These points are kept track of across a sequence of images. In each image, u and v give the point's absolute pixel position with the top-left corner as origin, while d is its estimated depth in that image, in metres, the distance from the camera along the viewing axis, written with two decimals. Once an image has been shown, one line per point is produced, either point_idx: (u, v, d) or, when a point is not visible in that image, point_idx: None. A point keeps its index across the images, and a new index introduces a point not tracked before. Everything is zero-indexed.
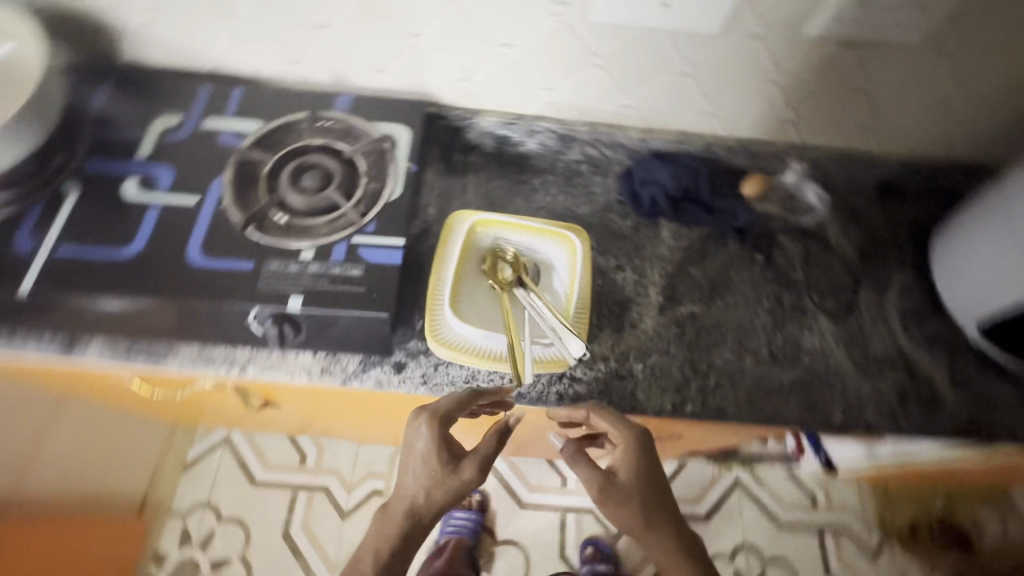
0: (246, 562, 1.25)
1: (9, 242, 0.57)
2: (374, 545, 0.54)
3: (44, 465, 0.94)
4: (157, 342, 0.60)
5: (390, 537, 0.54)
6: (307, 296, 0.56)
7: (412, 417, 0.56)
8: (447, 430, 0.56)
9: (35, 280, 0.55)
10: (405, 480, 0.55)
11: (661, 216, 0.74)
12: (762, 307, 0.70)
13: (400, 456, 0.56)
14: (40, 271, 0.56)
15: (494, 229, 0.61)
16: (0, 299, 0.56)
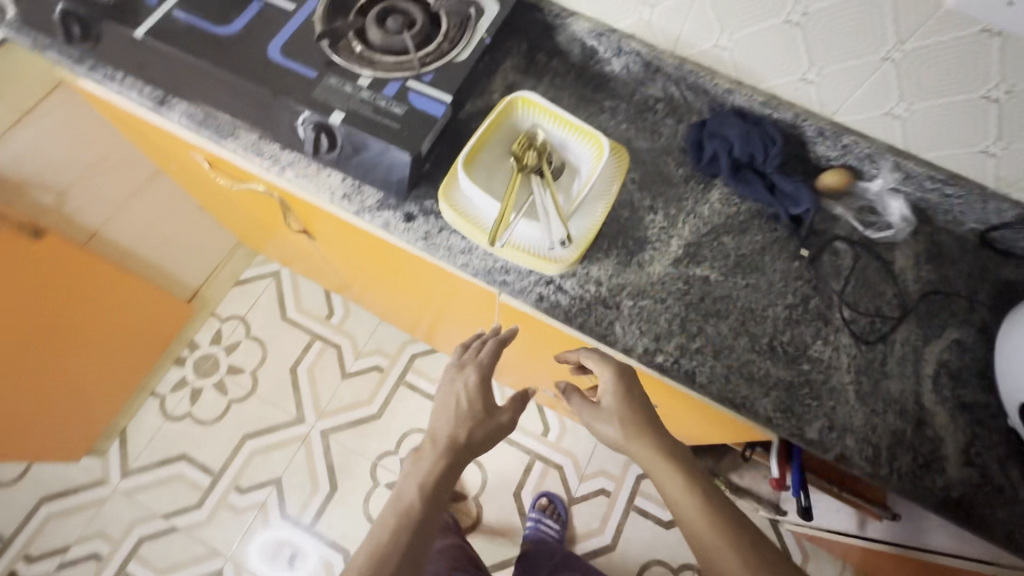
0: (255, 377, 1.42)
1: None
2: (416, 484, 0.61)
3: (127, 220, 1.10)
4: (228, 122, 0.70)
5: (428, 474, 0.61)
6: (349, 116, 0.60)
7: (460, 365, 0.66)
8: (487, 376, 0.66)
9: (148, 29, 0.65)
10: (448, 420, 0.63)
11: (717, 176, 0.70)
12: (783, 299, 0.65)
13: (446, 401, 0.65)
14: (155, 23, 0.65)
15: (536, 115, 0.61)
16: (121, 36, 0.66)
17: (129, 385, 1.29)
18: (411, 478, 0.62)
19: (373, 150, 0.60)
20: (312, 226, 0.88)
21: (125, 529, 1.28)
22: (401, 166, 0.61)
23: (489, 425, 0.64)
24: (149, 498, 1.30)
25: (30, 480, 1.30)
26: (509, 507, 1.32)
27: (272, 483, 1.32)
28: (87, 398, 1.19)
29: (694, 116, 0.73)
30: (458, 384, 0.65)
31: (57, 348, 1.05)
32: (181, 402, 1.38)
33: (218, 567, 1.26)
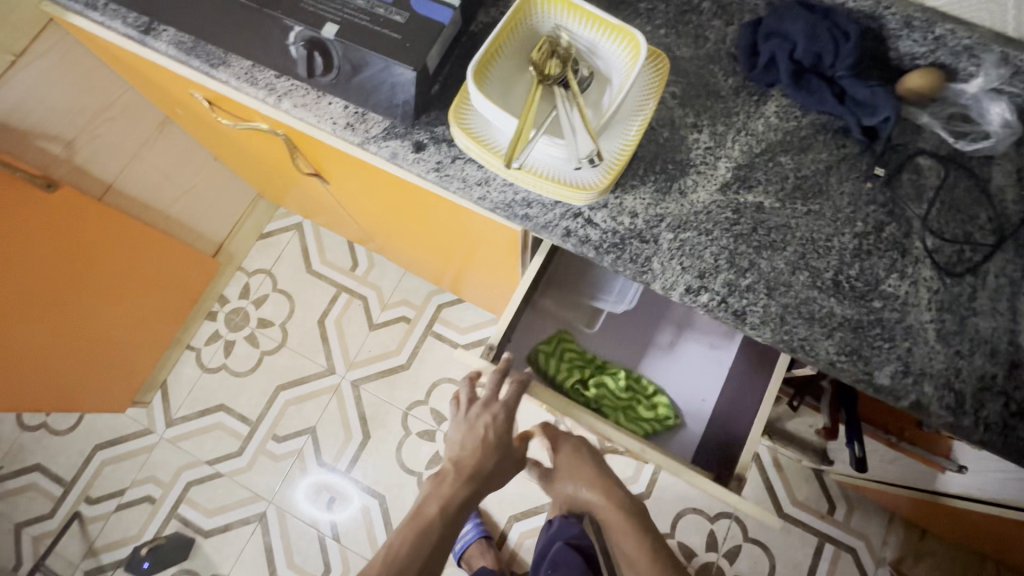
0: (284, 330, 1.42)
1: None
2: (438, 501, 0.74)
3: (141, 171, 1.08)
4: (220, 49, 0.63)
5: (449, 496, 0.74)
6: (343, 28, 0.53)
7: (483, 407, 0.76)
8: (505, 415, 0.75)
9: None
10: (467, 450, 0.75)
11: (774, 84, 0.60)
12: (852, 227, 0.56)
13: (467, 437, 0.76)
14: None
15: (559, 15, 0.52)
16: None
17: (164, 340, 1.32)
18: (433, 498, 0.74)
19: (374, 67, 0.53)
20: (322, 167, 0.83)
21: (174, 474, 1.34)
22: (407, 87, 0.54)
23: (505, 454, 0.76)
24: (193, 446, 1.35)
25: (83, 429, 1.37)
26: (540, 456, 1.31)
27: (308, 432, 1.35)
28: (124, 351, 1.22)
29: (746, 15, 0.62)
30: (483, 419, 0.75)
31: (90, 302, 1.05)
32: (216, 354, 1.41)
33: (262, 510, 1.31)
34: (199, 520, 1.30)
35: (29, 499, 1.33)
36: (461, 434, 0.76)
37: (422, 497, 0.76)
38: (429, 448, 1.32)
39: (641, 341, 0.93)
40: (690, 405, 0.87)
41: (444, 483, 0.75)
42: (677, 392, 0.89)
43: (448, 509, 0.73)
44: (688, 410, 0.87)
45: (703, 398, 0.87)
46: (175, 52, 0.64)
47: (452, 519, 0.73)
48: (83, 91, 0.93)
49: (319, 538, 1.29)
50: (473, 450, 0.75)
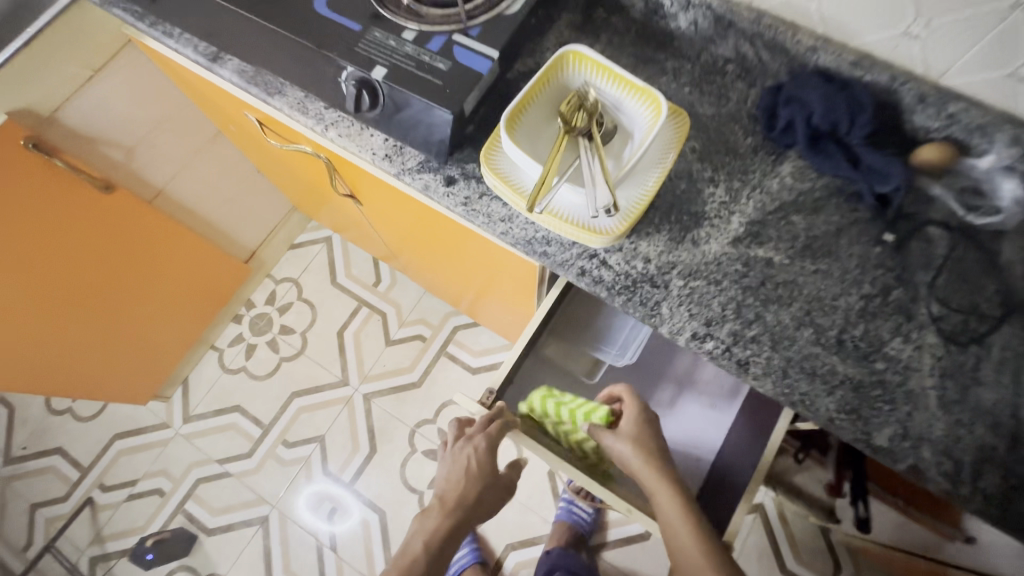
0: (304, 338, 1.47)
1: None
2: (424, 537, 0.78)
3: (190, 180, 1.14)
4: (278, 80, 0.69)
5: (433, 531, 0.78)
6: (392, 71, 0.58)
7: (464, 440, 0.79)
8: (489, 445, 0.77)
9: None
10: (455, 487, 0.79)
11: (790, 146, 0.63)
12: (859, 288, 0.58)
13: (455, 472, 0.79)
14: None
15: (589, 72, 0.56)
16: None
17: (190, 338, 1.38)
18: (419, 533, 0.79)
19: (415, 108, 0.58)
20: (357, 189, 0.88)
21: (185, 469, 1.37)
22: (444, 127, 0.58)
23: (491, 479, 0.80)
24: (206, 443, 1.39)
25: (105, 417, 1.42)
26: (543, 486, 1.31)
27: (317, 440, 1.38)
28: (151, 346, 1.27)
29: (767, 80, 0.65)
30: (466, 450, 0.79)
31: (123, 296, 1.11)
32: (237, 356, 1.46)
33: (265, 513, 1.33)
34: (204, 517, 1.33)
35: (47, 481, 1.38)
36: (448, 467, 0.80)
37: (410, 533, 0.80)
38: (433, 468, 1.34)
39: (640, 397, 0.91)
40: (686, 466, 0.85)
41: (430, 518, 0.80)
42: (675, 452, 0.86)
43: (431, 546, 0.77)
44: (687, 469, 0.84)
45: (699, 457, 0.84)
46: (237, 79, 0.70)
47: (433, 556, 0.76)
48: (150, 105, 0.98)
49: (318, 547, 1.30)
50: (458, 484, 0.79)
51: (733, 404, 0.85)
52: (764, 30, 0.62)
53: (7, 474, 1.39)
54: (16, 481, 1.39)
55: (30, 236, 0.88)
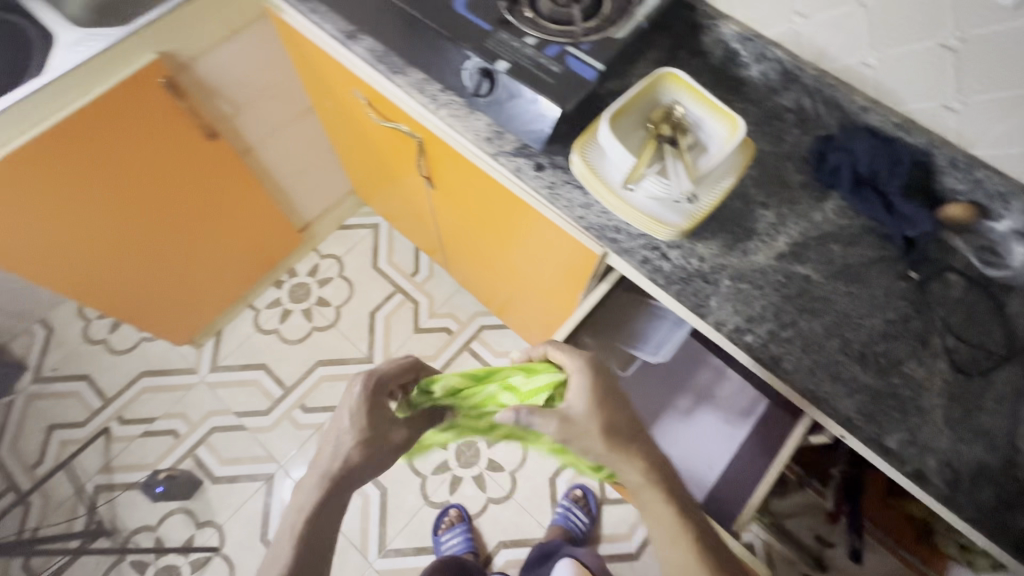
0: (338, 312, 1.54)
1: None
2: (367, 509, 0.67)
3: (276, 146, 1.25)
4: (401, 62, 0.80)
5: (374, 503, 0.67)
6: (513, 67, 0.68)
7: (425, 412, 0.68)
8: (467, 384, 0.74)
9: None
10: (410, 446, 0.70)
11: (834, 188, 0.72)
12: (883, 313, 0.66)
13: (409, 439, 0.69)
14: None
15: (679, 92, 0.66)
16: None
17: (235, 292, 1.46)
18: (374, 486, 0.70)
19: (526, 99, 0.68)
20: (436, 173, 0.98)
21: (203, 416, 1.42)
22: (547, 119, 0.68)
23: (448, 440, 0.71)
24: (227, 395, 1.45)
25: (138, 354, 1.48)
26: (541, 491, 1.35)
27: (333, 410, 1.43)
28: (201, 290, 1.35)
29: (820, 130, 0.76)
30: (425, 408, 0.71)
31: (192, 235, 1.21)
32: (272, 318, 1.54)
33: (271, 471, 1.37)
34: (212, 465, 1.37)
35: (70, 404, 1.43)
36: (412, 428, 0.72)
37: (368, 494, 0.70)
38: (439, 455, 1.38)
39: (660, 404, 0.95)
40: (697, 472, 0.89)
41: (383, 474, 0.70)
42: (688, 458, 0.91)
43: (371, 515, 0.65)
44: (697, 476, 0.88)
45: (710, 464, 0.89)
46: (366, 56, 0.82)
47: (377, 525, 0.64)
48: (267, 72, 1.10)
49: None
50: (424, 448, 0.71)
51: (746, 421, 0.92)
52: (824, 88, 0.73)
53: (33, 391, 1.44)
54: (40, 400, 1.43)
55: (139, 163, 0.99)
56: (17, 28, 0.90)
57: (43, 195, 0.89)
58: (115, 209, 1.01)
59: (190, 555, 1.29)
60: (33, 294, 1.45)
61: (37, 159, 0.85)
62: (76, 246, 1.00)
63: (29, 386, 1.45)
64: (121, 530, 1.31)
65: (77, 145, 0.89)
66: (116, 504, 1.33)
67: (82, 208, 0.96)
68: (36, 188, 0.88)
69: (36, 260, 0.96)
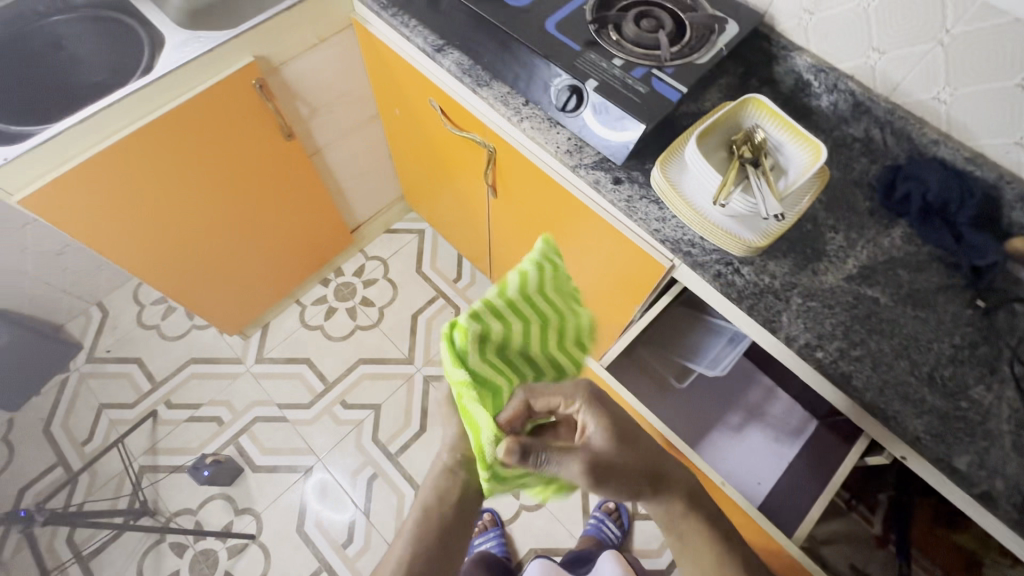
0: (381, 313, 1.58)
1: None
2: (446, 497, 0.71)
3: (341, 149, 1.31)
4: (487, 76, 0.83)
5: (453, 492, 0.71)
6: (601, 85, 0.74)
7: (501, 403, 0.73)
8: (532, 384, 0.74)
9: None
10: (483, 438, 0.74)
11: (902, 216, 0.75)
12: (951, 338, 0.68)
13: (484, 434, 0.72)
14: None
15: (762, 117, 0.70)
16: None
17: (287, 287, 1.51)
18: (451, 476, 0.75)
19: (612, 115, 0.74)
20: (503, 182, 1.01)
21: (247, 405, 1.46)
22: (632, 136, 0.73)
23: None
24: (271, 386, 1.49)
25: (188, 341, 1.53)
26: (575, 501, 1.36)
27: (373, 407, 1.46)
28: (258, 283, 1.40)
29: (888, 160, 0.78)
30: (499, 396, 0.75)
31: (258, 229, 1.26)
32: (317, 315, 1.58)
33: (309, 464, 1.40)
34: (254, 454, 1.40)
35: (121, 385, 1.48)
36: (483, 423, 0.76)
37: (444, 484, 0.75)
38: None
39: (710, 418, 0.96)
40: (746, 488, 0.90)
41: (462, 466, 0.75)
42: (736, 474, 0.91)
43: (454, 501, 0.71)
44: (746, 492, 0.89)
45: (759, 482, 0.90)
46: (452, 68, 0.84)
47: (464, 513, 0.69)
48: (342, 79, 1.15)
49: (351, 508, 1.35)
50: None
51: (796, 440, 0.93)
52: (895, 120, 0.77)
53: (86, 370, 1.50)
54: (92, 380, 1.49)
55: (223, 157, 1.05)
56: (130, 30, 0.99)
57: (136, 181, 0.95)
58: (196, 200, 1.07)
59: (227, 541, 1.32)
60: (95, 277, 1.51)
61: (138, 147, 0.91)
62: (154, 232, 1.05)
63: (82, 365, 1.50)
64: (163, 511, 1.34)
65: (174, 136, 0.94)
66: (160, 486, 1.37)
67: (165, 195, 1.01)
68: (132, 174, 0.93)
69: (118, 243, 1.00)
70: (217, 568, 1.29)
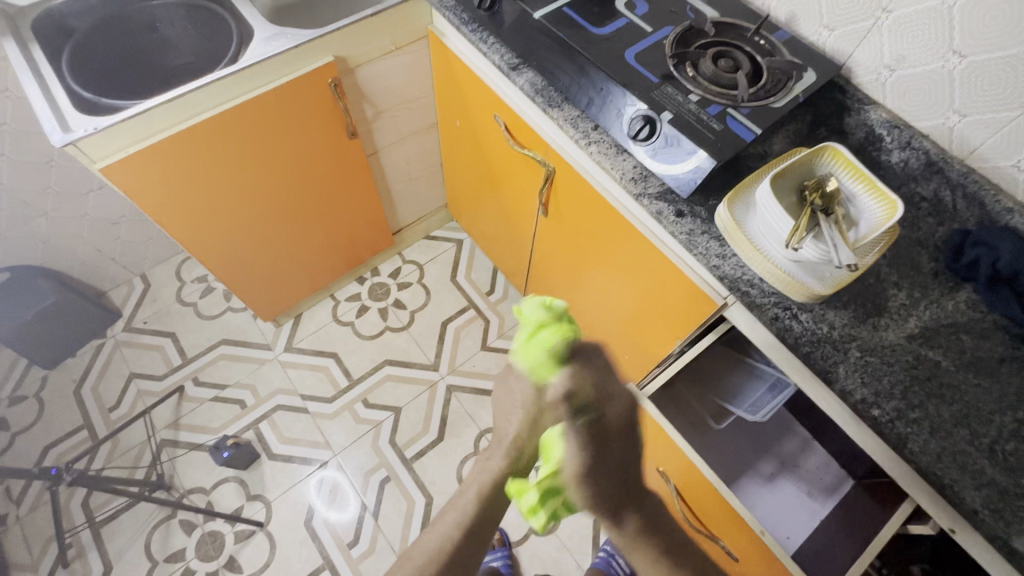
0: (412, 317, 1.60)
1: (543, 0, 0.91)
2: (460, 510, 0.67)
3: (398, 154, 1.34)
4: (559, 98, 0.85)
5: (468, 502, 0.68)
6: (675, 118, 0.76)
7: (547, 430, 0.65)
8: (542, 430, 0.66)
9: (544, 12, 0.89)
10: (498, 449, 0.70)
11: (969, 281, 0.73)
12: (1014, 412, 0.65)
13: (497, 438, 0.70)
14: (551, 9, 0.89)
15: (837, 166, 0.69)
16: (529, 19, 0.91)
17: (325, 281, 1.53)
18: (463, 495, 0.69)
19: (683, 148, 0.75)
20: (557, 202, 1.02)
21: (271, 392, 1.48)
22: (701, 171, 0.74)
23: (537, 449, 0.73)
24: (297, 376, 1.50)
25: (221, 322, 1.56)
26: (586, 532, 1.33)
27: (393, 410, 1.46)
28: (299, 273, 1.42)
29: (956, 224, 0.77)
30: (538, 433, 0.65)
31: (308, 220, 1.29)
32: (350, 311, 1.60)
33: (324, 459, 1.40)
34: (272, 441, 1.41)
35: (153, 357, 1.51)
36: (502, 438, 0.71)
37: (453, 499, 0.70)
38: None
39: (743, 464, 0.94)
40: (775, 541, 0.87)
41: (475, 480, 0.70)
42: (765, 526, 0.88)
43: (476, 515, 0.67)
44: None
45: (788, 536, 0.87)
46: (526, 87, 0.86)
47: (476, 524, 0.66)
48: (410, 86, 1.19)
49: (361, 510, 1.34)
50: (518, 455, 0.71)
51: (829, 498, 0.91)
52: (969, 183, 0.76)
53: (122, 339, 1.53)
54: (126, 348, 1.52)
55: (289, 147, 1.08)
56: (222, 21, 1.05)
57: (207, 160, 0.98)
58: (256, 184, 1.10)
59: (236, 525, 1.32)
60: (144, 249, 1.56)
61: (216, 129, 0.94)
62: (211, 212, 1.07)
63: (119, 333, 1.54)
64: (178, 487, 1.36)
65: (248, 122, 0.98)
66: (178, 462, 1.38)
67: (230, 177, 1.04)
68: (205, 153, 0.96)
69: (177, 218, 1.02)
70: (222, 551, 1.29)
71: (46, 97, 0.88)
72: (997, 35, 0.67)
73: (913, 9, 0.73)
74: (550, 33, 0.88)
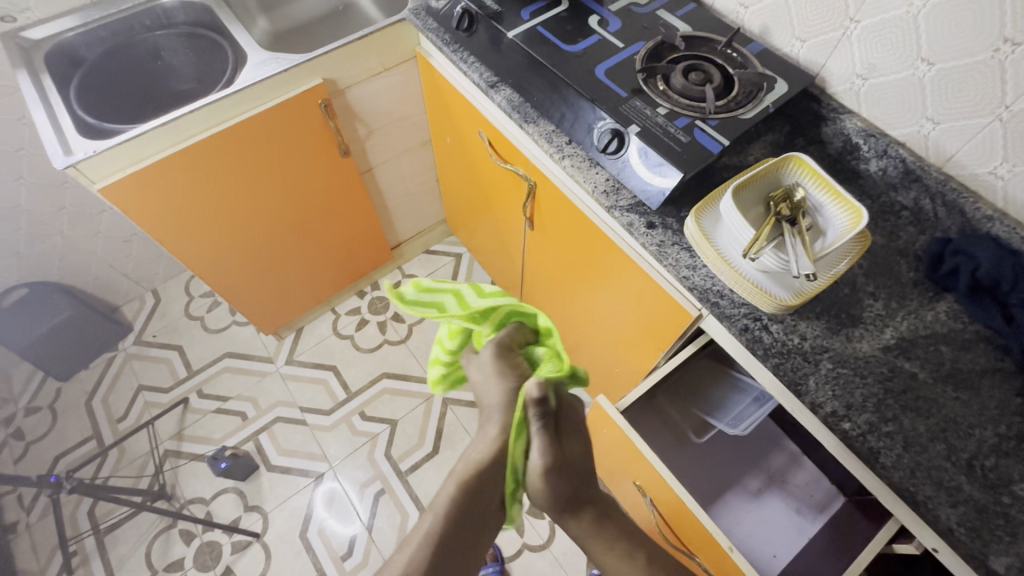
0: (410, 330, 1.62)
1: (519, 15, 0.94)
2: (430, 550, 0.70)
3: (393, 171, 1.37)
4: (535, 113, 0.87)
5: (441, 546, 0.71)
6: (643, 130, 0.76)
7: None
8: None
9: (520, 31, 0.91)
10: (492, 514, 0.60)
11: (950, 290, 0.71)
12: (996, 426, 0.63)
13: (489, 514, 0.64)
14: (528, 27, 0.92)
15: (803, 176, 0.69)
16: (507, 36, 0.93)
17: (324, 296, 1.57)
18: None
19: (650, 160, 0.75)
20: (541, 215, 1.03)
21: (271, 403, 1.51)
22: (667, 183, 0.74)
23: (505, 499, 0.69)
24: (296, 389, 1.53)
25: (226, 336, 1.61)
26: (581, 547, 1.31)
27: (389, 423, 1.47)
28: (299, 289, 1.46)
29: (938, 232, 0.75)
30: None
31: (305, 235, 1.32)
32: (349, 325, 1.63)
33: (321, 471, 1.41)
34: (271, 453, 1.44)
35: (160, 370, 1.56)
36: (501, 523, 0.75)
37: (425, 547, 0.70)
38: None
39: (728, 479, 0.92)
40: (760, 559, 0.84)
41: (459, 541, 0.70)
42: (751, 543, 0.86)
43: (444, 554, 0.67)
44: (761, 564, 0.84)
45: (775, 554, 0.84)
46: (503, 104, 0.88)
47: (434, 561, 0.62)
48: (403, 105, 1.22)
49: (355, 522, 1.35)
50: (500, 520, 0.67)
51: (818, 515, 0.88)
52: (948, 191, 0.74)
53: (131, 352, 1.59)
54: (136, 361, 1.58)
55: (284, 166, 1.12)
56: (219, 45, 1.09)
57: (205, 179, 1.02)
58: (253, 203, 1.14)
59: (233, 535, 1.34)
60: (155, 266, 1.63)
61: (211, 151, 0.99)
62: (210, 228, 1.11)
63: (129, 347, 1.60)
64: (179, 497, 1.39)
65: (245, 143, 1.02)
66: (179, 472, 1.42)
67: (227, 195, 1.08)
68: (202, 172, 1.01)
69: (174, 235, 1.06)
70: (219, 561, 1.31)
71: (52, 123, 0.93)
72: (964, 42, 0.67)
73: (881, 18, 0.73)
74: (526, 50, 0.90)
